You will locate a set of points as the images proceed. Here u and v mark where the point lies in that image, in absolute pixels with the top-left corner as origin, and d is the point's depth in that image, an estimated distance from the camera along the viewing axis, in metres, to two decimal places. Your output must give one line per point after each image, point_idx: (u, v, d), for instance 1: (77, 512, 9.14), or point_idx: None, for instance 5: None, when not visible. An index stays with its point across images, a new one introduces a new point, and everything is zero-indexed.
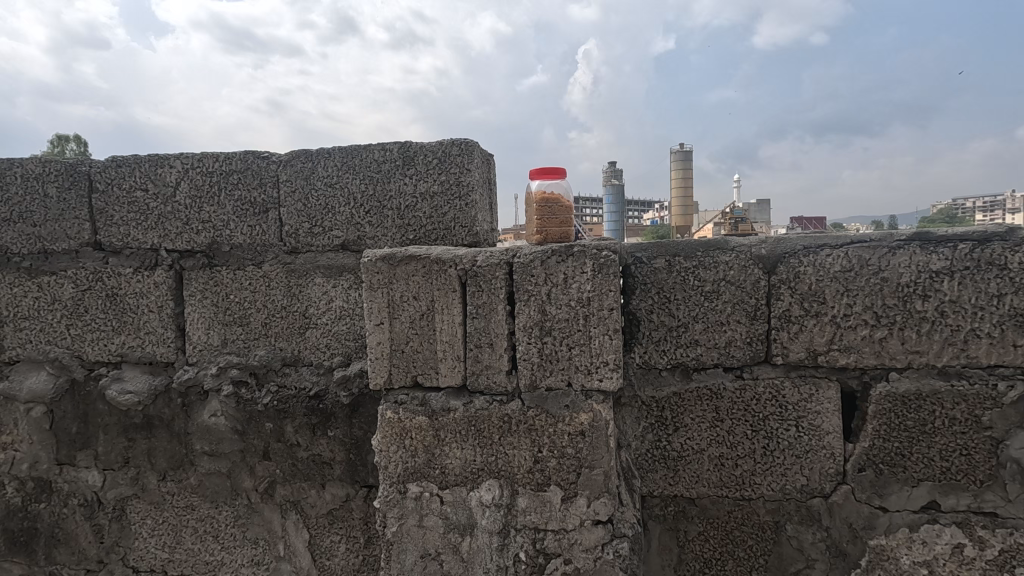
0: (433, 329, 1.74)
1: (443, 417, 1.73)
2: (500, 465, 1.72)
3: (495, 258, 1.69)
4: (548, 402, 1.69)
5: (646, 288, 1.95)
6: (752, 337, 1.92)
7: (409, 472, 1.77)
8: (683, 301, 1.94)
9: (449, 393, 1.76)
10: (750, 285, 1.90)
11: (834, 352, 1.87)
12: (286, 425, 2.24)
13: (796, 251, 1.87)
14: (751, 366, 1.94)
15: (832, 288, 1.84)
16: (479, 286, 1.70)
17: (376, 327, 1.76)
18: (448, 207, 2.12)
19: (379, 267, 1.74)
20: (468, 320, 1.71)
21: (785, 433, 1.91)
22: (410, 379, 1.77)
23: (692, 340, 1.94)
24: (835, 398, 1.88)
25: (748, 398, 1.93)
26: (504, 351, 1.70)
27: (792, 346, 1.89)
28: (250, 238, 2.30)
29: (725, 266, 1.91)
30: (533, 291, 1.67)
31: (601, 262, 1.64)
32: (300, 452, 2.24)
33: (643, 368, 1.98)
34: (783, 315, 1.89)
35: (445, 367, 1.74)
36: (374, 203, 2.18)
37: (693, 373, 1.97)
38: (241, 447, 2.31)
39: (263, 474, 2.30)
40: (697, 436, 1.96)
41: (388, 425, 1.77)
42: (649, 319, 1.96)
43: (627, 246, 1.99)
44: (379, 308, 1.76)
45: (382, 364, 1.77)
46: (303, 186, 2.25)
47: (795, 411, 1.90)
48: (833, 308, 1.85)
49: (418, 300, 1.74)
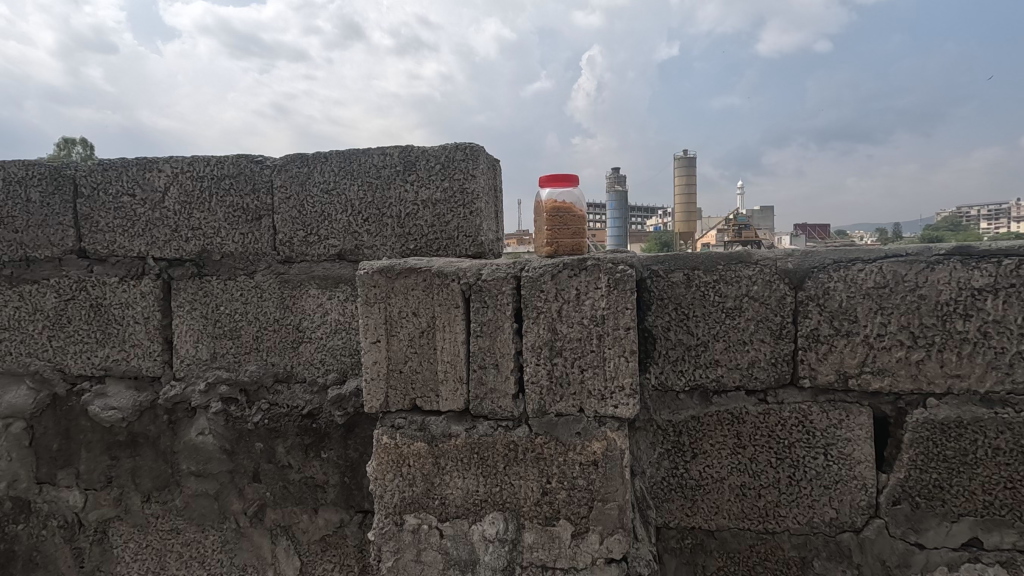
0: (434, 348, 1.61)
1: (445, 443, 1.60)
2: (505, 497, 1.59)
3: (501, 272, 1.56)
4: (557, 429, 1.56)
5: (662, 303, 1.82)
6: (777, 358, 1.78)
7: (407, 503, 1.63)
8: (703, 318, 1.80)
9: (450, 418, 1.62)
10: (776, 302, 1.77)
11: (866, 374, 1.73)
12: (278, 445, 2.11)
13: (825, 265, 1.74)
14: (776, 389, 1.80)
15: (865, 305, 1.71)
16: (484, 302, 1.57)
17: (372, 345, 1.63)
18: (452, 215, 1.99)
19: (376, 280, 1.61)
20: (472, 339, 1.58)
21: (813, 462, 1.77)
22: (409, 401, 1.63)
23: (712, 361, 1.81)
24: (867, 425, 1.74)
25: (772, 423, 1.79)
26: (510, 373, 1.57)
27: (821, 368, 1.76)
28: (242, 246, 2.18)
29: (748, 281, 1.77)
30: (543, 308, 1.54)
31: (616, 278, 1.50)
32: (291, 474, 2.11)
33: (659, 390, 1.85)
34: (811, 334, 1.75)
35: (446, 390, 1.61)
36: (373, 210, 2.06)
37: (712, 395, 1.83)
38: (229, 468, 2.18)
39: (252, 497, 2.16)
40: (717, 464, 1.83)
41: (384, 451, 1.64)
42: (666, 338, 1.82)
43: (642, 259, 1.86)
44: (376, 324, 1.63)
45: (378, 385, 1.64)
46: (297, 192, 2.13)
47: (823, 438, 1.76)
48: (865, 328, 1.71)
49: (418, 316, 1.61)
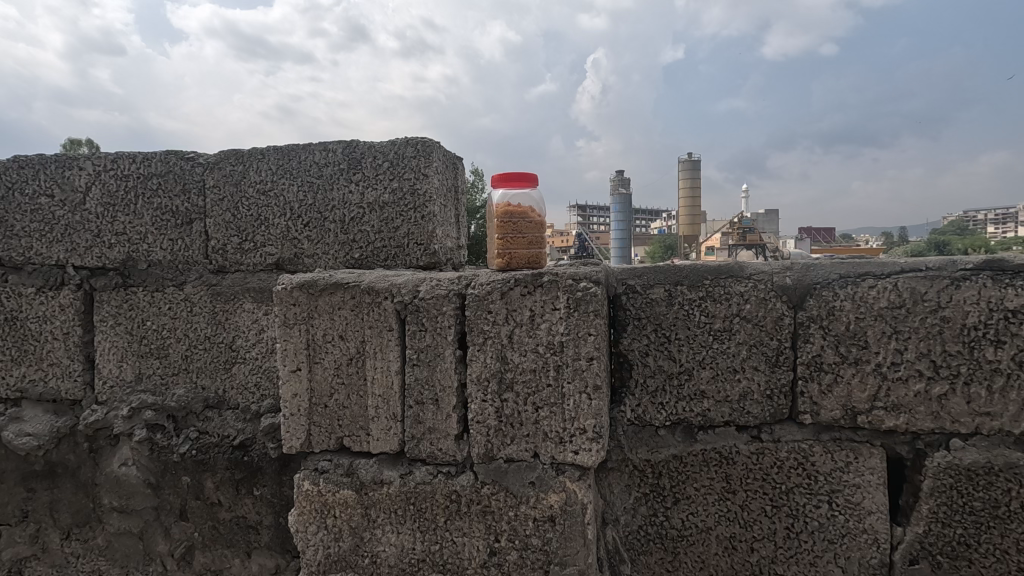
0: (364, 379, 1.36)
1: (376, 492, 1.35)
2: (446, 556, 1.33)
3: (442, 289, 1.31)
4: (507, 478, 1.30)
5: (639, 324, 1.57)
6: (772, 389, 1.52)
7: (332, 561, 1.38)
8: (687, 342, 1.55)
9: (383, 461, 1.37)
10: (771, 324, 1.51)
11: (878, 410, 1.47)
12: (207, 480, 1.86)
13: (829, 281, 1.48)
14: (771, 426, 1.54)
15: (877, 329, 1.45)
16: (422, 325, 1.31)
17: (293, 374, 1.38)
18: (401, 219, 1.74)
19: (297, 298, 1.37)
20: (408, 369, 1.33)
21: (815, 512, 1.51)
22: (335, 441, 1.38)
23: (697, 392, 1.55)
24: (879, 470, 1.48)
25: (767, 465, 1.53)
26: (452, 410, 1.31)
27: (824, 402, 1.49)
28: (170, 253, 1.93)
29: (740, 298, 1.52)
30: (490, 332, 1.29)
31: (577, 298, 1.24)
32: (222, 513, 1.86)
33: (636, 425, 1.59)
34: (813, 362, 1.49)
35: (378, 428, 1.35)
36: (313, 214, 1.81)
37: (697, 432, 1.57)
38: (155, 504, 1.93)
39: (179, 537, 1.91)
40: (703, 512, 1.56)
41: (306, 500, 1.39)
42: (644, 364, 1.57)
43: (616, 273, 1.61)
44: (297, 350, 1.38)
45: (300, 421, 1.39)
46: (231, 193, 1.88)
47: (827, 484, 1.50)
48: (878, 356, 1.45)
49: (345, 340, 1.36)
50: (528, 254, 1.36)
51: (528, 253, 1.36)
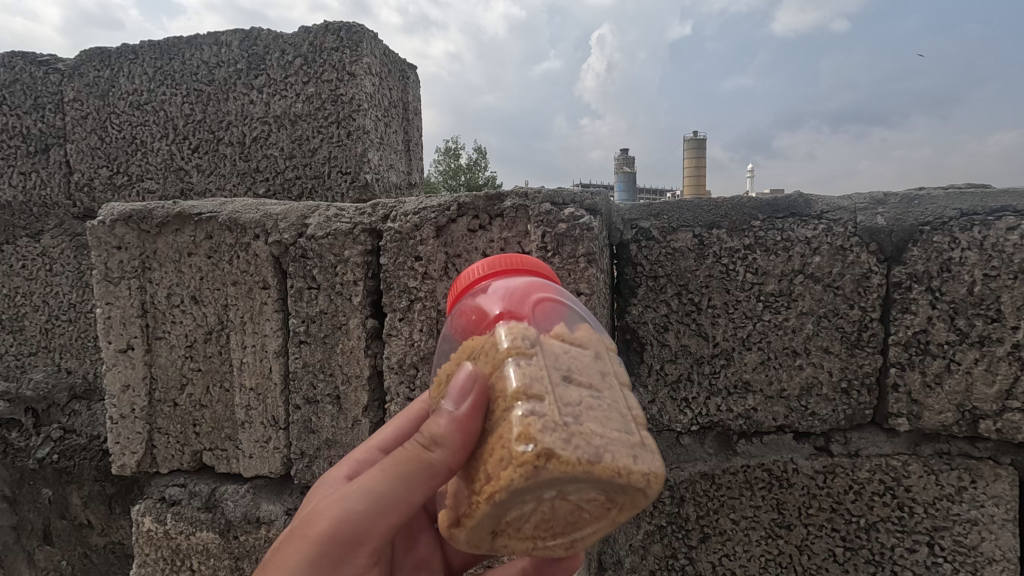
0: (231, 364, 0.87)
1: (249, 537, 0.88)
2: None
3: (344, 223, 0.82)
4: None
5: (656, 286, 1.08)
6: (851, 381, 1.04)
7: None
8: (725, 311, 1.06)
9: (262, 489, 0.89)
10: (851, 286, 1.02)
11: (1012, 413, 0.98)
12: (71, 495, 1.40)
13: (943, 220, 0.99)
14: (846, 433, 1.06)
15: (1017, 293, 0.96)
16: (312, 279, 0.83)
17: (121, 355, 0.89)
18: (319, 138, 1.24)
19: (125, 238, 0.87)
20: (293, 348, 0.84)
21: (907, 556, 1.04)
22: (192, 457, 0.91)
23: (737, 383, 1.07)
24: (1009, 500, 1.00)
25: (838, 490, 1.06)
26: (361, 413, 0.83)
27: (928, 400, 1.01)
28: (22, 191, 1.43)
29: (805, 246, 1.03)
30: (418, 291, 0.80)
31: (557, 233, 0.75)
32: (93, 539, 1.40)
33: (648, 431, 1.10)
34: (913, 342, 1.01)
35: (251, 439, 0.87)
36: (204, 134, 1.30)
37: (737, 440, 1.09)
38: (14, 524, 1.45)
39: (45, 566, 1.46)
40: (744, 555, 1.09)
41: (149, 544, 0.92)
42: (661, 344, 1.08)
43: (620, 209, 1.10)
44: (127, 319, 0.88)
45: (135, 426, 0.90)
46: (96, 109, 1.37)
47: (926, 518, 1.03)
48: (1016, 333, 0.97)
49: (201, 304, 0.87)
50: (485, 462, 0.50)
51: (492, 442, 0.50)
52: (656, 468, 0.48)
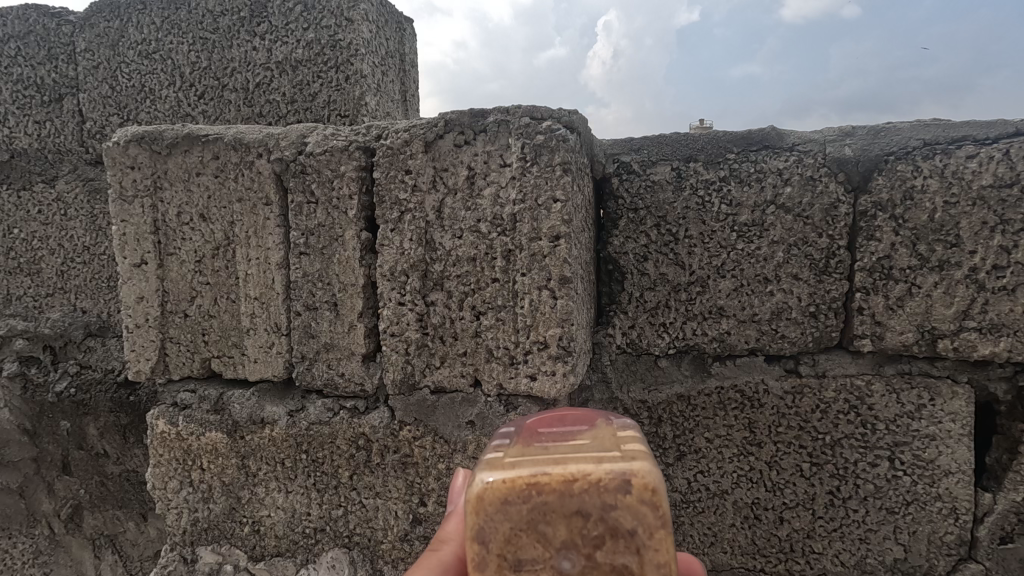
0: (237, 277, 0.95)
1: (255, 436, 0.96)
2: (352, 527, 0.95)
3: (340, 141, 0.88)
4: (436, 416, 0.90)
5: (636, 217, 1.14)
6: (819, 306, 1.10)
7: (202, 529, 1.00)
8: (701, 240, 1.12)
9: (267, 394, 0.97)
10: (820, 215, 1.08)
11: (968, 333, 1.05)
12: (89, 426, 1.49)
13: (907, 151, 1.04)
14: (815, 356, 1.13)
15: (975, 218, 1.02)
16: (311, 194, 0.90)
17: (136, 269, 0.96)
18: (319, 82, 1.30)
19: (138, 158, 0.94)
20: (294, 259, 0.91)
21: (869, 471, 1.11)
22: (201, 365, 0.98)
23: (712, 309, 1.13)
24: (964, 416, 1.07)
25: (806, 409, 1.13)
26: (356, 318, 0.90)
27: (890, 322, 1.08)
28: (37, 139, 1.50)
29: (776, 177, 1.09)
30: (409, 203, 0.87)
31: (535, 144, 0.81)
32: (110, 467, 1.51)
33: (628, 355, 1.18)
34: (878, 267, 1.07)
35: (256, 346, 0.95)
36: (209, 81, 1.37)
37: (711, 363, 1.16)
38: (34, 455, 1.54)
39: (64, 495, 1.56)
40: (717, 472, 1.16)
41: (163, 445, 1.00)
42: (641, 272, 1.15)
43: (604, 145, 1.17)
44: (141, 235, 0.96)
45: (150, 336, 0.98)
46: (106, 58, 1.43)
47: (888, 435, 1.10)
48: (973, 256, 1.03)
49: (208, 221, 0.94)
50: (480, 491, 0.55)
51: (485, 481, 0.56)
52: (632, 467, 0.50)
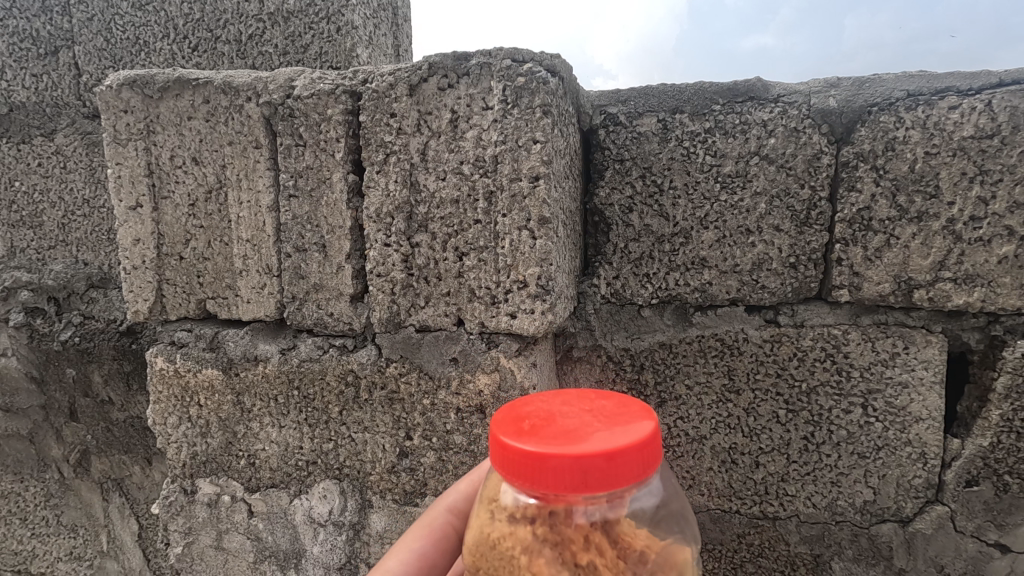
0: (229, 220, 0.98)
1: (249, 373, 1.01)
2: (341, 459, 1.00)
3: (326, 85, 0.90)
4: (420, 354, 0.93)
5: (622, 169, 1.16)
6: (799, 256, 1.13)
7: (200, 462, 1.06)
8: (685, 191, 1.14)
9: (260, 333, 1.01)
10: (803, 167, 1.10)
11: (943, 284, 1.07)
12: (93, 374, 1.54)
13: (891, 101, 1.05)
14: (794, 306, 1.16)
15: (955, 169, 1.03)
16: (299, 137, 0.92)
17: (131, 212, 0.99)
18: (310, 34, 1.31)
19: (131, 102, 0.96)
20: (283, 201, 0.94)
21: (843, 417, 1.15)
22: (197, 306, 1.02)
23: (695, 260, 1.16)
24: (937, 364, 1.10)
25: (784, 357, 1.16)
26: (344, 259, 0.93)
27: (868, 273, 1.10)
28: (34, 92, 1.52)
29: (761, 128, 1.10)
30: (394, 146, 0.89)
31: (516, 86, 0.83)
32: (115, 413, 1.57)
33: (612, 305, 1.21)
34: (857, 218, 1.08)
35: (249, 286, 0.99)
36: (202, 33, 1.37)
37: (693, 313, 1.19)
38: (43, 402, 1.60)
39: (73, 440, 1.62)
40: (696, 417, 1.20)
41: (162, 382, 1.04)
42: (625, 224, 1.18)
43: (591, 96, 1.18)
44: (136, 178, 0.98)
45: (147, 277, 1.01)
46: (101, 10, 1.44)
47: (863, 382, 1.13)
48: (951, 208, 1.04)
49: (200, 164, 0.97)
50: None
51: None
52: None
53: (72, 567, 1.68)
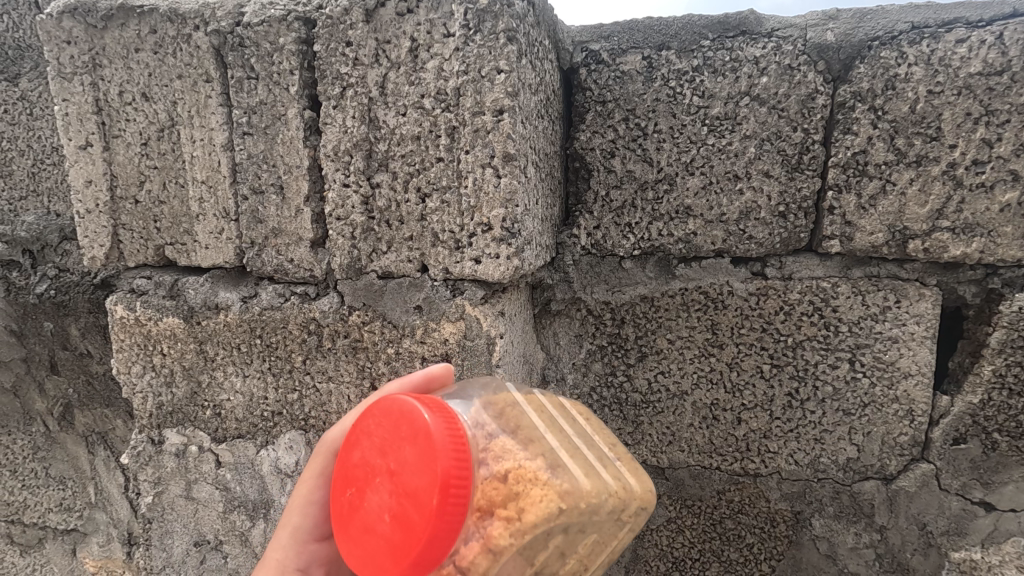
0: (183, 160, 0.92)
1: (210, 321, 0.98)
2: (306, 409, 0.97)
3: (277, 11, 0.84)
4: (383, 301, 0.90)
5: (603, 111, 1.10)
6: (789, 205, 1.07)
7: (167, 413, 1.04)
8: (670, 135, 1.08)
9: (221, 280, 0.98)
10: (796, 108, 1.03)
11: (941, 234, 1.01)
12: (71, 327, 1.52)
13: (893, 35, 0.98)
14: (782, 257, 1.11)
15: (959, 109, 0.96)
16: (251, 69, 0.86)
17: (82, 152, 0.94)
18: None
19: (74, 32, 0.90)
20: (237, 140, 0.89)
21: (830, 373, 1.11)
22: (155, 252, 0.98)
23: (679, 208, 1.10)
24: (929, 319, 1.05)
25: (770, 311, 1.11)
26: (302, 202, 0.89)
27: (861, 222, 1.04)
28: None
29: (752, 65, 1.03)
30: (351, 78, 0.83)
31: (478, 10, 0.77)
32: (94, 366, 1.56)
33: (592, 256, 1.17)
34: (852, 163, 1.02)
35: (206, 231, 0.94)
36: None
37: (676, 265, 1.15)
38: (23, 356, 1.57)
39: (55, 394, 1.61)
40: (677, 372, 1.16)
41: (124, 330, 1.02)
42: (607, 170, 1.12)
43: (572, 32, 1.11)
44: (84, 116, 0.93)
45: (101, 222, 0.97)
46: None
47: (851, 337, 1.09)
48: (953, 151, 0.98)
49: (151, 100, 0.91)
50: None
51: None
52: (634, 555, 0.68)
53: (63, 518, 1.69)
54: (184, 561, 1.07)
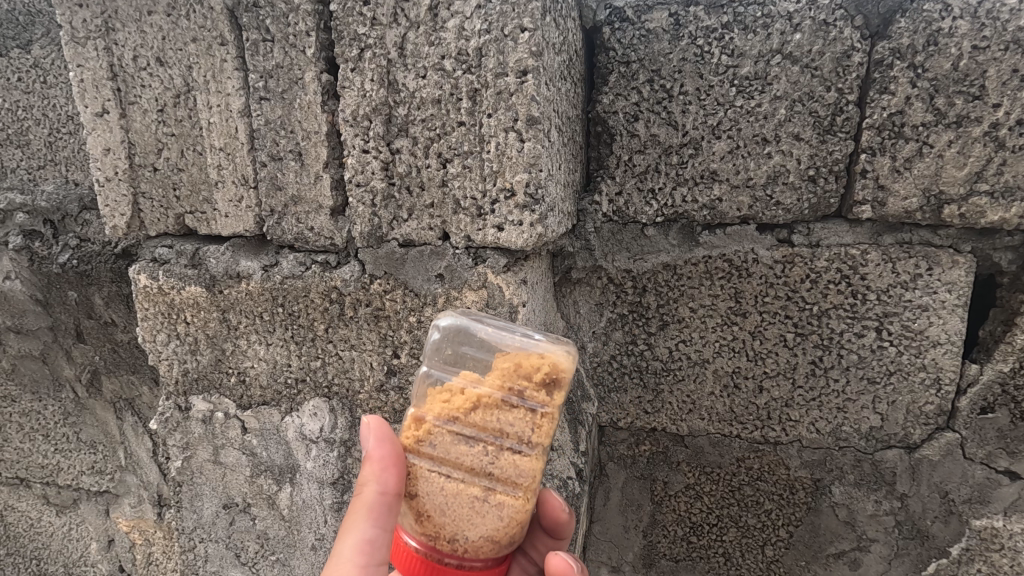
0: (200, 127, 0.91)
1: (232, 290, 0.98)
2: (330, 377, 0.98)
3: None
4: (405, 269, 0.89)
5: (627, 72, 1.06)
6: (819, 169, 1.03)
7: (192, 379, 1.05)
8: (696, 96, 1.04)
9: (241, 248, 0.97)
10: (830, 66, 0.98)
11: (978, 198, 0.97)
12: (95, 296, 1.54)
13: None
14: (811, 223, 1.07)
15: (1005, 66, 0.91)
16: (266, 31, 0.84)
17: (98, 119, 0.93)
18: None
19: None
20: (254, 105, 0.87)
21: (855, 341, 1.09)
22: (175, 220, 0.98)
23: (704, 173, 1.07)
24: (961, 286, 1.03)
25: (795, 279, 1.09)
26: (321, 168, 0.87)
27: (894, 187, 1.00)
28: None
29: (785, 20, 0.98)
30: (369, 39, 0.80)
31: None
32: (119, 334, 1.58)
33: (614, 223, 1.15)
34: (888, 125, 0.98)
35: (226, 200, 0.94)
36: None
37: (700, 232, 1.12)
38: (50, 324, 1.60)
39: (82, 361, 1.64)
40: (699, 341, 1.15)
41: (147, 298, 1.02)
42: (630, 134, 1.09)
43: None
44: (99, 82, 0.92)
45: (121, 190, 0.97)
46: None
47: (879, 306, 1.06)
48: (996, 111, 0.93)
49: (165, 65, 0.89)
50: (541, 392, 0.71)
51: (529, 398, 0.71)
52: None
53: (95, 480, 1.75)
54: (215, 522, 1.11)
